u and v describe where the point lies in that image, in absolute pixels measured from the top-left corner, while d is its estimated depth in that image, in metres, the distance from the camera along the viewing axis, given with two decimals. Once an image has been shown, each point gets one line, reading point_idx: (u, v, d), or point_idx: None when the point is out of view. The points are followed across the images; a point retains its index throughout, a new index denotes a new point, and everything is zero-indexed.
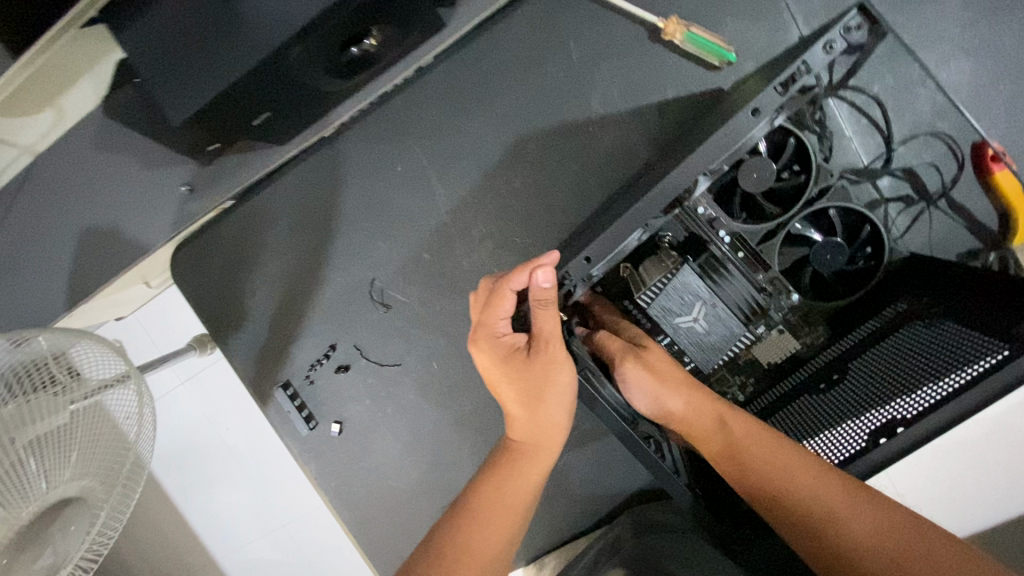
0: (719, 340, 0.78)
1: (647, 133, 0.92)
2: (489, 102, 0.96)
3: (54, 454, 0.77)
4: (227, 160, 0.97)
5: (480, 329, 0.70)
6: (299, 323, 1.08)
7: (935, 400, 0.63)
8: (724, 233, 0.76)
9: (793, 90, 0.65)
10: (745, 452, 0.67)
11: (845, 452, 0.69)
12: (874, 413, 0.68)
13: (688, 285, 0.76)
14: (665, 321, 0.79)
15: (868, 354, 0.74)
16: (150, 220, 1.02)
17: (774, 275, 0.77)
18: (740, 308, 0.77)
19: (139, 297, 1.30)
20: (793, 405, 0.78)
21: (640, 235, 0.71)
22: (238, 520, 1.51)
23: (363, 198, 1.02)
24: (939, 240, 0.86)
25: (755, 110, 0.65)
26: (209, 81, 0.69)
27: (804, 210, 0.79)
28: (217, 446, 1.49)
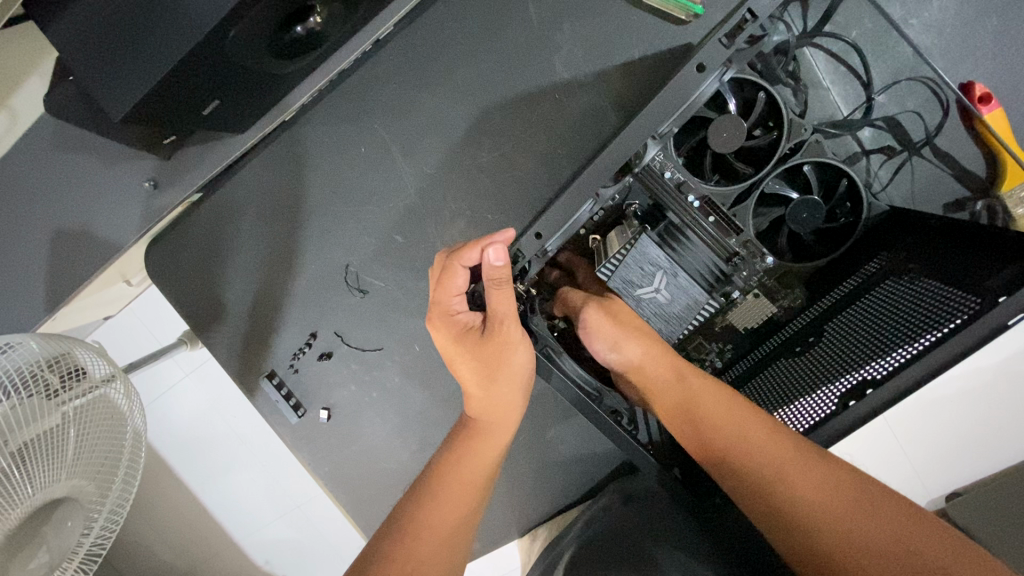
0: (683, 311, 0.73)
1: (615, 96, 0.88)
2: (450, 74, 0.92)
3: (42, 458, 0.77)
4: (189, 150, 0.95)
5: (435, 306, 0.71)
6: (279, 313, 1.07)
7: (906, 358, 0.61)
8: (693, 198, 0.74)
9: (740, 40, 0.61)
10: (699, 403, 0.69)
11: (814, 418, 0.67)
12: (845, 375, 0.66)
13: (648, 254, 0.71)
14: (626, 294, 0.74)
15: (843, 314, 0.72)
16: (117, 218, 1.00)
17: (747, 240, 0.74)
18: (702, 276, 0.74)
19: (124, 295, 1.30)
20: (767, 370, 0.77)
21: (591, 206, 0.69)
22: (252, 505, 1.55)
23: (330, 182, 1.00)
24: (922, 190, 0.82)
25: (699, 66, 0.62)
26: (148, 74, 0.67)
27: (778, 167, 0.76)
28: (225, 434, 1.52)
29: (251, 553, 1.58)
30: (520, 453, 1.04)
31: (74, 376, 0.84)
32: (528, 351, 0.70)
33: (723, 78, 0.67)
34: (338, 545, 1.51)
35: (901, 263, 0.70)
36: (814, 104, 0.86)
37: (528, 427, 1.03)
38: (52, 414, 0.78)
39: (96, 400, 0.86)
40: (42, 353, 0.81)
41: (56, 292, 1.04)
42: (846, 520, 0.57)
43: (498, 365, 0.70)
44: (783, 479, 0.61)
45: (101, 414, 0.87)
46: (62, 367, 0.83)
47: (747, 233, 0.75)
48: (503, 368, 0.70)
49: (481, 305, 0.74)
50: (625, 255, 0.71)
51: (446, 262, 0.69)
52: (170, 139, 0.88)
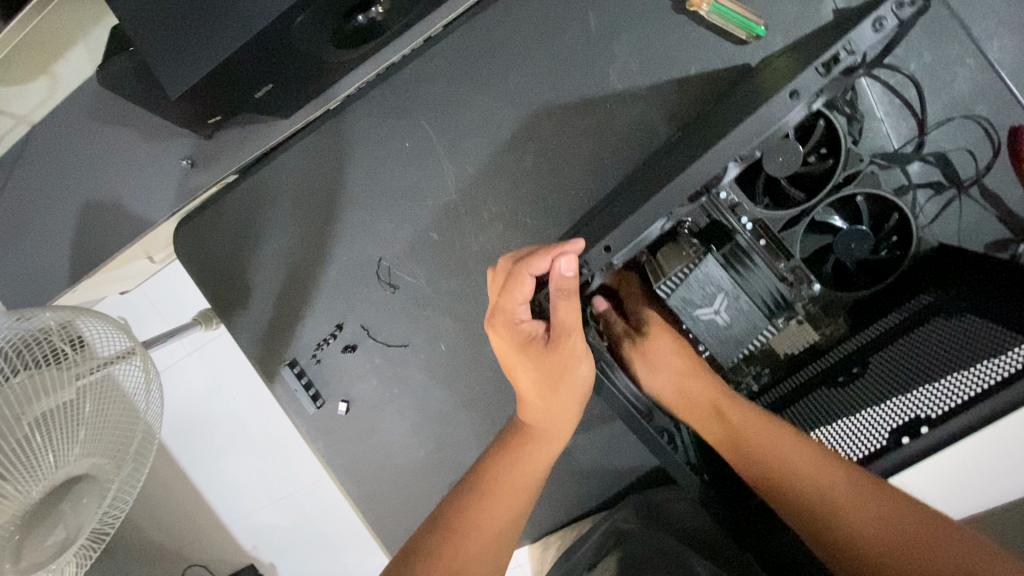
0: (742, 334, 0.73)
1: (667, 112, 0.88)
2: (502, 75, 0.92)
3: (61, 430, 0.76)
4: (230, 131, 0.94)
5: (499, 313, 0.69)
6: (305, 302, 1.06)
7: (963, 397, 0.62)
8: (746, 219, 0.73)
9: (836, 71, 0.61)
10: (742, 438, 0.72)
11: (864, 452, 0.69)
12: (895, 412, 0.67)
13: (710, 275, 0.71)
14: (683, 313, 0.74)
15: (890, 348, 0.72)
16: (150, 194, 0.99)
17: (796, 265, 0.73)
18: (765, 301, 0.72)
19: (144, 272, 1.29)
20: (806, 399, 0.77)
21: (662, 224, 0.69)
22: (249, 489, 1.53)
23: (369, 174, 0.99)
24: (969, 228, 0.83)
25: (792, 92, 0.61)
26: (209, 52, 0.66)
27: (831, 196, 0.75)
28: (223, 415, 1.50)
29: (243, 536, 1.57)
30: None
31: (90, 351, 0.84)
32: (591, 365, 0.69)
33: (809, 107, 0.67)
34: (331, 536, 1.49)
35: (951, 300, 0.69)
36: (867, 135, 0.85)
37: None
38: (70, 385, 0.77)
39: (111, 374, 0.85)
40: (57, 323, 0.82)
41: (82, 264, 1.03)
42: (910, 555, 0.58)
43: (559, 376, 0.70)
44: (832, 513, 0.63)
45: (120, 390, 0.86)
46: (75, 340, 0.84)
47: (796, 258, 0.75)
48: (565, 379, 0.70)
49: (541, 316, 0.73)
50: (686, 275, 0.71)
51: (516, 269, 0.68)
52: (214, 119, 0.87)
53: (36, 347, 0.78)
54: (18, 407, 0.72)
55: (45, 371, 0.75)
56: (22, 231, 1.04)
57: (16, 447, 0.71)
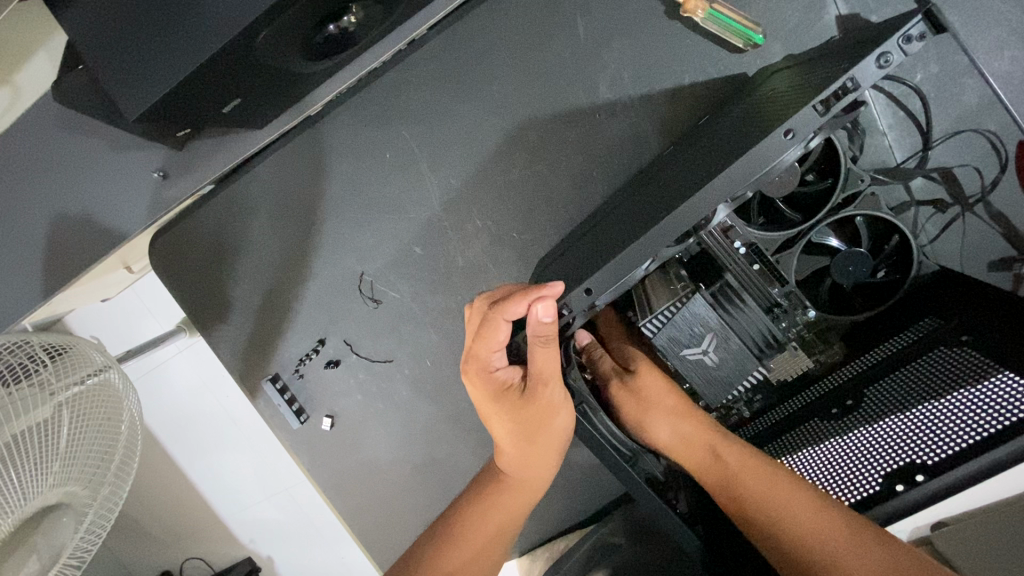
0: (731, 373, 0.70)
1: (660, 124, 0.84)
2: (486, 83, 0.87)
3: (35, 453, 0.76)
4: (203, 142, 0.90)
5: (474, 360, 0.69)
6: (287, 316, 1.03)
7: (963, 444, 0.58)
8: (739, 244, 0.70)
9: (835, 109, 0.55)
10: (738, 483, 0.69)
11: (858, 496, 0.67)
12: (891, 454, 0.64)
13: (698, 315, 0.68)
14: (670, 352, 0.71)
15: (885, 380, 0.69)
16: (122, 207, 0.95)
17: (791, 290, 0.72)
18: (755, 341, 0.70)
19: (122, 281, 1.25)
20: (799, 428, 0.75)
21: (648, 264, 0.64)
22: (242, 485, 1.50)
23: (350, 186, 0.95)
24: (972, 250, 0.80)
25: (787, 130, 0.56)
26: (169, 71, 0.62)
27: (830, 217, 0.72)
28: (215, 412, 1.44)
29: (240, 532, 1.55)
30: None
31: (60, 367, 0.85)
32: (568, 412, 0.71)
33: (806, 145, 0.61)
34: (327, 531, 1.49)
35: (951, 329, 0.66)
36: (868, 150, 0.82)
37: None
38: (45, 404, 0.78)
39: (85, 391, 0.85)
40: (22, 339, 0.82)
41: (54, 279, 0.99)
42: None
43: (538, 427, 0.72)
44: (834, 563, 0.61)
45: (94, 407, 0.86)
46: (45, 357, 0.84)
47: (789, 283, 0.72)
48: (544, 426, 0.72)
49: (519, 359, 0.73)
50: (673, 314, 0.69)
51: (488, 321, 0.67)
52: (183, 132, 0.83)
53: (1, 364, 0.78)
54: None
55: (20, 393, 0.77)
56: None
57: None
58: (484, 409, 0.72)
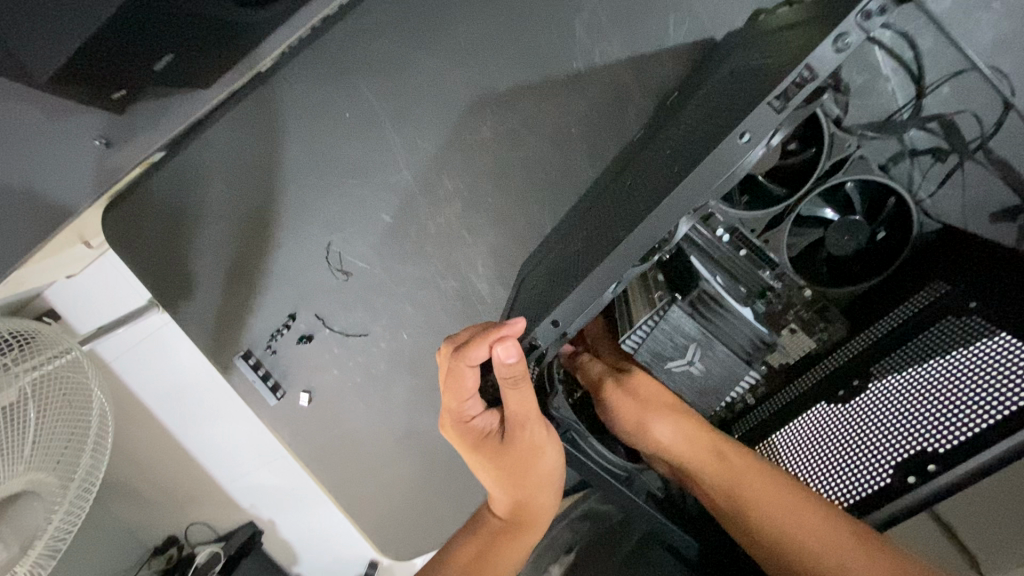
0: (721, 382, 0.62)
1: (642, 73, 0.77)
2: (450, 30, 0.79)
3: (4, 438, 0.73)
4: (146, 104, 0.83)
5: (447, 413, 0.63)
6: (255, 291, 0.98)
7: (976, 429, 0.53)
8: (720, 230, 0.64)
9: (797, 102, 0.42)
10: (742, 485, 0.63)
11: (862, 487, 0.61)
12: (898, 442, 0.59)
13: (680, 327, 0.58)
14: (654, 366, 0.62)
15: (890, 355, 0.64)
16: (57, 180, 0.86)
17: (782, 270, 0.67)
18: (744, 347, 0.60)
19: (80, 258, 1.18)
20: (801, 410, 0.69)
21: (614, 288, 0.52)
22: (239, 453, 1.46)
23: (309, 150, 0.88)
24: (974, 202, 0.75)
25: (743, 134, 0.44)
26: (80, 22, 0.54)
27: (817, 188, 0.66)
28: (212, 382, 1.36)
29: (239, 496, 1.52)
30: None
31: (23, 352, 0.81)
32: (553, 452, 0.66)
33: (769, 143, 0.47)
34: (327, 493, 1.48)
35: (958, 297, 0.61)
36: (859, 105, 0.74)
37: None
38: (8, 388, 0.75)
39: (48, 376, 0.82)
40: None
41: None
42: None
43: (525, 468, 0.66)
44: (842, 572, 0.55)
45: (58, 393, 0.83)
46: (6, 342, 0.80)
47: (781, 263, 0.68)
48: (529, 468, 0.67)
49: (497, 398, 0.66)
50: (652, 329, 0.58)
51: (455, 371, 0.59)
52: (119, 93, 0.75)
53: None
54: None
55: None
56: None
57: None
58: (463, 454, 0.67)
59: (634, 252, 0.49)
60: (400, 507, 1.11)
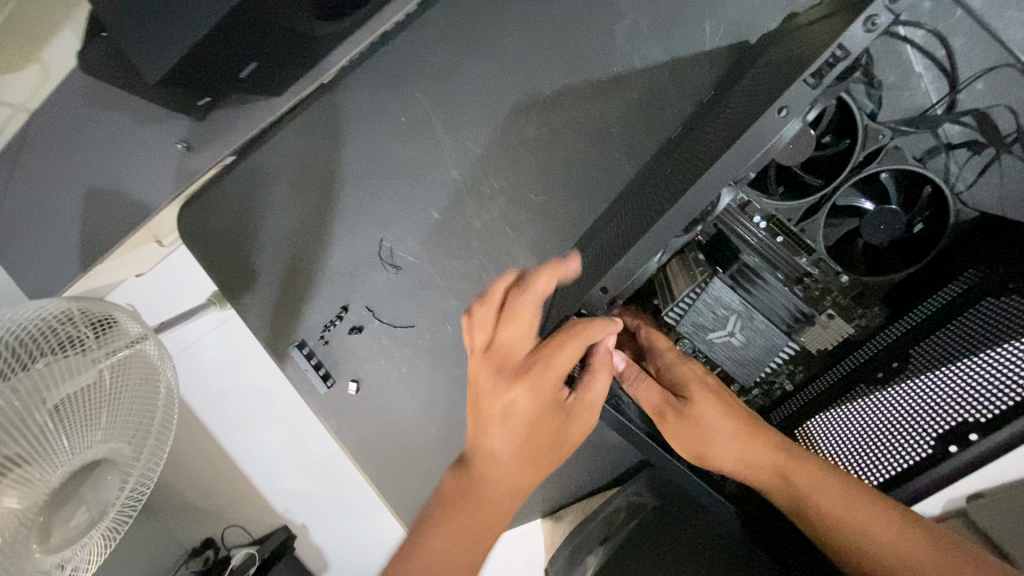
0: (759, 352, 0.67)
1: (681, 77, 0.81)
2: (499, 40, 0.86)
3: (77, 418, 0.75)
4: (224, 111, 0.91)
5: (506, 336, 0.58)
6: (312, 284, 1.05)
7: (1018, 397, 0.53)
8: (758, 219, 0.69)
9: (829, 80, 0.46)
10: (815, 509, 0.60)
11: (905, 464, 0.61)
12: (939, 416, 0.59)
13: (720, 298, 0.63)
14: (696, 337, 0.68)
15: (933, 337, 0.65)
16: (147, 180, 0.96)
17: (820, 258, 0.69)
18: (780, 317, 0.69)
19: (154, 255, 1.30)
20: (845, 395, 0.70)
21: (659, 257, 0.58)
22: (278, 456, 1.51)
23: (366, 152, 0.95)
24: (1013, 194, 0.74)
25: (782, 110, 0.48)
26: (185, 36, 0.63)
27: (852, 177, 0.69)
28: (252, 390, 1.45)
29: (278, 501, 1.56)
30: None
31: (107, 334, 0.83)
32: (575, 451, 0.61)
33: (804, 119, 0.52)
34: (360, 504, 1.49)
35: (997, 279, 0.62)
36: (888, 99, 0.77)
37: None
38: (88, 370, 0.77)
39: (124, 358, 0.84)
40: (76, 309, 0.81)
41: (88, 254, 1.01)
42: None
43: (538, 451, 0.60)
44: None
45: (132, 374, 0.85)
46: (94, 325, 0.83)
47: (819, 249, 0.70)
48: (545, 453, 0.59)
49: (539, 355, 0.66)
50: (693, 299, 0.63)
51: (513, 342, 0.58)
52: (204, 101, 0.85)
53: (49, 331, 0.77)
54: (38, 394, 0.70)
55: (63, 358, 0.75)
56: (29, 221, 1.02)
57: (38, 433, 0.69)
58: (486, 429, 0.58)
59: (677, 225, 0.53)
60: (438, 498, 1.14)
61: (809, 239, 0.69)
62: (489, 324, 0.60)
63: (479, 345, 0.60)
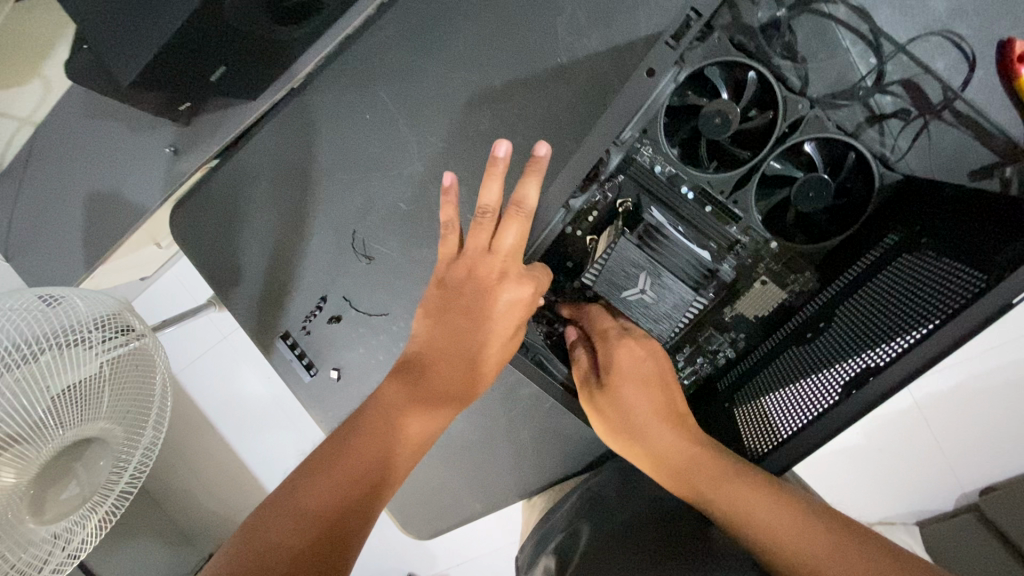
0: (673, 310, 0.68)
1: (621, 65, 0.87)
2: (452, 39, 0.93)
3: (72, 406, 0.78)
4: (207, 116, 0.99)
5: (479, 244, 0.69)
6: (293, 278, 1.10)
7: (912, 340, 0.55)
8: (685, 189, 0.72)
9: (683, 41, 0.64)
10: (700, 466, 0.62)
11: (811, 416, 0.62)
12: (848, 365, 0.61)
13: (628, 255, 0.66)
14: (612, 298, 0.69)
15: (853, 299, 0.67)
16: (140, 182, 1.04)
17: (749, 227, 0.73)
18: (691, 272, 0.69)
19: (158, 259, 1.39)
20: (776, 359, 0.72)
21: (563, 216, 0.72)
22: (282, 461, 1.52)
23: (338, 147, 1.02)
24: (943, 157, 0.77)
25: (649, 70, 0.64)
26: (155, 38, 0.70)
27: (775, 147, 0.73)
28: (254, 395, 1.51)
29: None
30: (522, 422, 1.03)
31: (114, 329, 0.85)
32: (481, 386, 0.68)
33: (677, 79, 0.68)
34: None
35: (915, 238, 0.65)
36: (818, 76, 0.82)
37: (528, 401, 1.02)
38: (88, 364, 0.79)
39: (128, 351, 0.86)
40: (84, 306, 0.83)
41: (86, 255, 1.08)
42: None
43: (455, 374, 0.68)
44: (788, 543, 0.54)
45: (133, 365, 0.87)
46: (101, 319, 0.84)
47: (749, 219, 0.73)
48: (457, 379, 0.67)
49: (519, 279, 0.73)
50: (605, 259, 0.67)
51: (495, 284, 0.67)
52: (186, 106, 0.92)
53: (52, 326, 0.79)
54: (37, 384, 0.74)
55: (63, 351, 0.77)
56: (36, 225, 1.11)
57: (31, 419, 0.73)
58: (450, 350, 0.68)
59: None
60: (422, 488, 1.14)
61: (742, 209, 0.73)
62: (481, 259, 0.69)
63: (464, 274, 0.70)
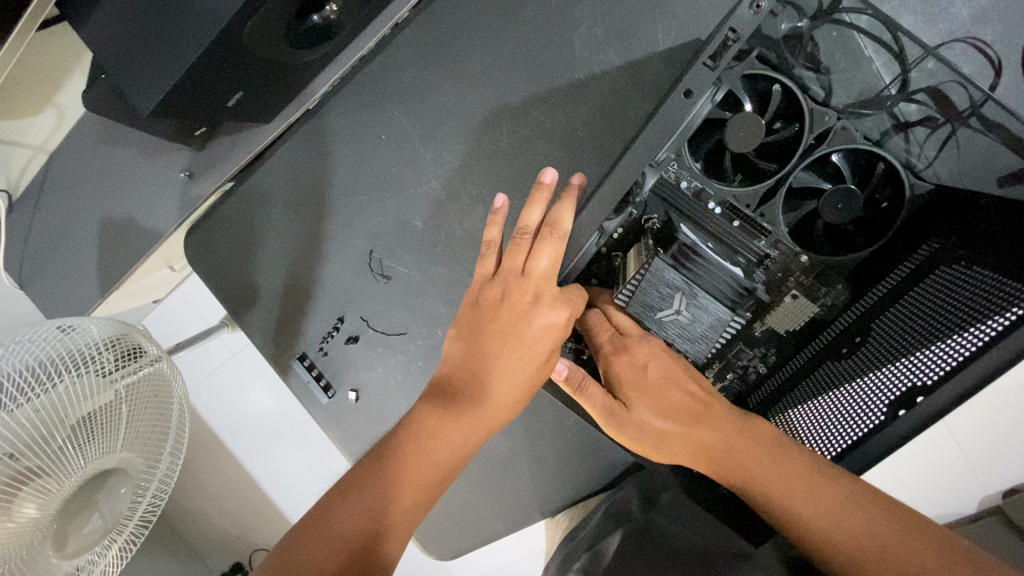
0: (708, 331, 0.67)
1: (639, 78, 0.86)
2: (466, 57, 0.93)
3: (92, 435, 0.75)
4: (222, 139, 0.99)
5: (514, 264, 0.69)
6: (309, 299, 1.09)
7: (960, 359, 0.54)
8: (712, 205, 0.71)
9: (724, 59, 0.61)
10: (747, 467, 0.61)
11: (856, 436, 0.60)
12: (891, 383, 0.59)
13: (662, 276, 0.65)
14: (646, 318, 0.68)
15: (889, 312, 0.65)
16: (154, 207, 1.03)
17: (777, 240, 0.72)
18: (726, 292, 0.68)
19: (170, 282, 1.38)
20: (811, 375, 0.70)
21: (596, 239, 0.70)
22: (297, 481, 1.49)
23: (354, 167, 1.02)
24: (971, 164, 0.72)
25: (686, 91, 0.62)
26: (172, 69, 0.70)
27: (802, 161, 0.73)
28: (269, 414, 1.49)
29: None
30: (547, 440, 1.01)
31: (130, 355, 0.84)
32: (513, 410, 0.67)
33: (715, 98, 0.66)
34: None
35: (951, 249, 0.63)
36: (840, 86, 0.84)
37: (551, 418, 1.00)
38: (105, 391, 0.77)
39: (146, 377, 0.84)
40: (101, 333, 0.81)
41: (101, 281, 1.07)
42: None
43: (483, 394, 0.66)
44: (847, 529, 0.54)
45: (152, 391, 0.85)
46: (117, 346, 0.83)
47: (777, 232, 0.73)
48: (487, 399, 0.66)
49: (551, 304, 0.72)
50: (639, 280, 0.66)
51: (529, 306, 0.66)
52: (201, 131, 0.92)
53: (69, 354, 0.77)
54: (58, 414, 0.72)
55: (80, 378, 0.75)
56: (50, 252, 1.10)
57: (53, 450, 0.71)
58: (479, 370, 0.67)
59: None
60: (443, 509, 1.11)
61: (769, 223, 0.73)
62: (514, 280, 0.68)
63: (497, 294, 0.69)
